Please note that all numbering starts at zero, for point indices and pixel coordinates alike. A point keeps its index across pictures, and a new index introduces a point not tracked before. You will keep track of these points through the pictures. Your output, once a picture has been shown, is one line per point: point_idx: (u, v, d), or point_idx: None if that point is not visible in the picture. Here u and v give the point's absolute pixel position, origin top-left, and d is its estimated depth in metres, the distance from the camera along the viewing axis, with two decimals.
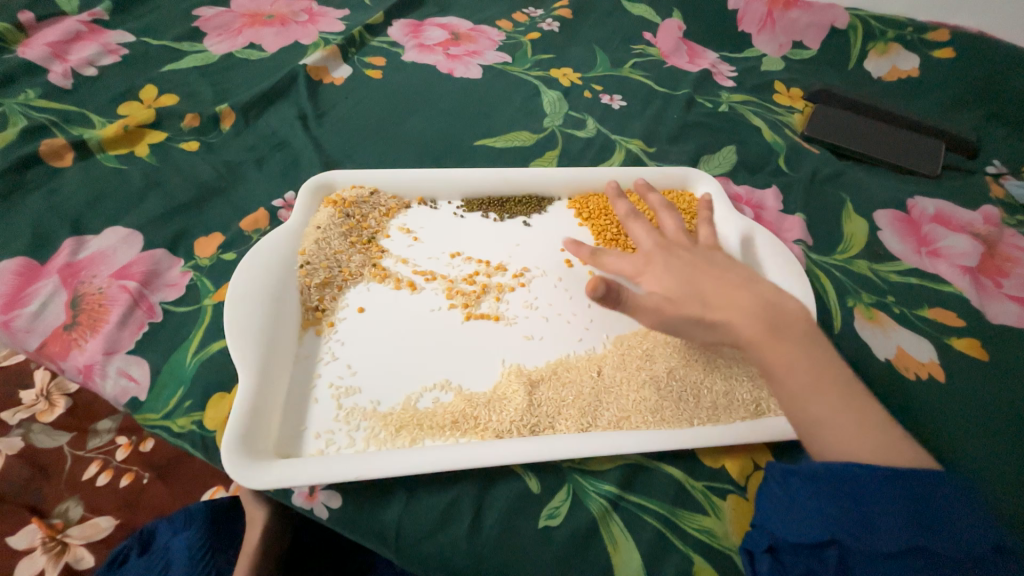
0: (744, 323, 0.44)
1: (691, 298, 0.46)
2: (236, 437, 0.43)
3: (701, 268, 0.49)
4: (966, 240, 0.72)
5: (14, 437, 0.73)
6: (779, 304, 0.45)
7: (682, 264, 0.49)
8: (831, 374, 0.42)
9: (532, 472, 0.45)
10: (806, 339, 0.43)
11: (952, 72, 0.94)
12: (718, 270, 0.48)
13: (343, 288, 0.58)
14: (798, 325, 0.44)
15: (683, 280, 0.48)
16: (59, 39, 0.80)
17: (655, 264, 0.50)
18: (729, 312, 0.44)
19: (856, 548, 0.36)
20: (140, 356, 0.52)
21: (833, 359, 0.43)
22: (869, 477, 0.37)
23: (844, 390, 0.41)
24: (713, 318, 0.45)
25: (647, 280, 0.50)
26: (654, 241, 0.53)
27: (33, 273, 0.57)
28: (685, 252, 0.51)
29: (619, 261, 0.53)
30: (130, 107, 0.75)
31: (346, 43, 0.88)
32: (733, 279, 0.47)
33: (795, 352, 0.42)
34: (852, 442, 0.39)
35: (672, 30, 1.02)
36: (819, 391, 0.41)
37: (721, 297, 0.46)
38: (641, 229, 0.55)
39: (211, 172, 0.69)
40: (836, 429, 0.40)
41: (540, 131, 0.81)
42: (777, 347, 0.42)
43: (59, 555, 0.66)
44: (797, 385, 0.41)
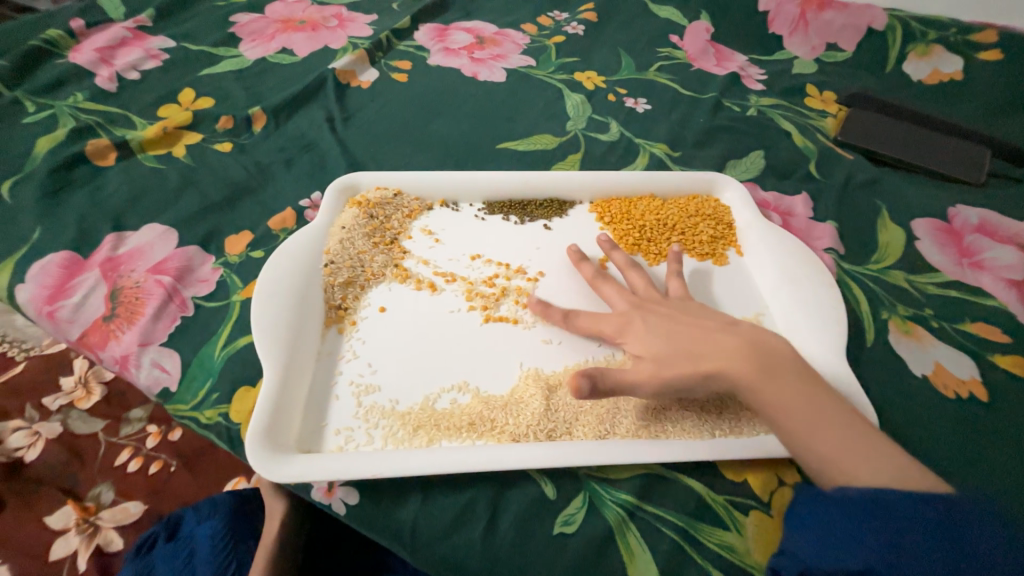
0: (732, 366, 0.45)
1: (680, 353, 0.47)
2: (261, 431, 0.44)
3: (679, 322, 0.50)
4: (1013, 252, 0.68)
5: (54, 421, 0.77)
6: (761, 342, 0.47)
7: (663, 320, 0.50)
8: (820, 407, 0.43)
9: (548, 477, 0.45)
10: (791, 374, 0.45)
11: (999, 76, 0.90)
12: (699, 319, 0.50)
13: (365, 288, 0.59)
14: (781, 361, 0.46)
15: (668, 338, 0.48)
16: (106, 45, 0.84)
17: (633, 325, 0.51)
18: (719, 358, 0.46)
19: (889, 571, 0.34)
20: (172, 348, 0.54)
21: (820, 390, 0.45)
22: (883, 499, 0.38)
23: (835, 419, 0.43)
24: (705, 367, 0.46)
25: (630, 341, 0.50)
26: (628, 302, 0.54)
27: (76, 266, 0.60)
28: (662, 308, 0.52)
29: (594, 322, 0.53)
30: (169, 109, 0.78)
31: (374, 47, 0.90)
32: (713, 326, 0.49)
33: (783, 388, 0.44)
34: (864, 471, 0.40)
35: (700, 33, 1.00)
36: (815, 425, 0.43)
37: (710, 346, 0.47)
38: (610, 290, 0.56)
39: (242, 173, 0.71)
40: (842, 460, 0.41)
41: (563, 134, 0.81)
42: (766, 385, 0.44)
43: (91, 536, 0.69)
44: (791, 421, 0.43)
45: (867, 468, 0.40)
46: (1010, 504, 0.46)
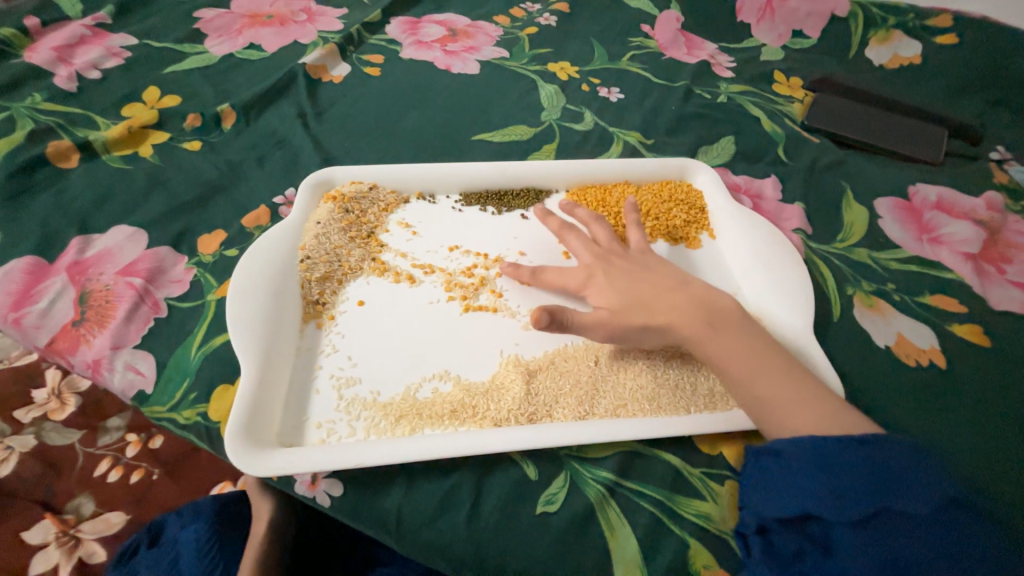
0: (681, 322, 0.48)
1: (633, 307, 0.50)
2: (240, 426, 0.44)
3: (639, 276, 0.52)
4: (968, 227, 0.71)
5: (26, 435, 0.75)
6: (712, 300, 0.50)
7: (624, 274, 0.52)
8: (766, 359, 0.46)
9: (530, 459, 0.46)
10: (739, 330, 0.48)
11: (954, 59, 0.94)
12: (657, 276, 0.52)
13: (343, 282, 0.58)
14: (731, 319, 0.48)
15: (624, 291, 0.51)
16: (64, 44, 0.81)
17: (596, 277, 0.53)
18: (668, 313, 0.49)
19: (833, 518, 0.38)
20: (146, 350, 0.53)
21: (768, 346, 0.47)
22: (824, 446, 0.40)
23: (779, 370, 0.45)
24: (655, 322, 0.49)
25: (591, 294, 0.52)
26: (592, 254, 0.56)
27: (41, 272, 0.58)
28: (624, 260, 0.54)
29: (561, 276, 0.55)
30: (134, 108, 0.76)
31: (345, 41, 0.89)
32: (668, 284, 0.51)
33: (732, 343, 0.47)
34: (800, 418, 0.43)
35: (671, 22, 1.01)
36: (759, 376, 0.45)
37: (660, 303, 0.49)
38: (576, 243, 0.58)
39: (213, 171, 0.70)
40: (781, 407, 0.44)
41: (538, 124, 0.81)
42: (714, 341, 0.47)
43: (72, 549, 0.68)
44: (736, 372, 0.46)
45: (800, 415, 0.43)
46: (968, 463, 0.49)
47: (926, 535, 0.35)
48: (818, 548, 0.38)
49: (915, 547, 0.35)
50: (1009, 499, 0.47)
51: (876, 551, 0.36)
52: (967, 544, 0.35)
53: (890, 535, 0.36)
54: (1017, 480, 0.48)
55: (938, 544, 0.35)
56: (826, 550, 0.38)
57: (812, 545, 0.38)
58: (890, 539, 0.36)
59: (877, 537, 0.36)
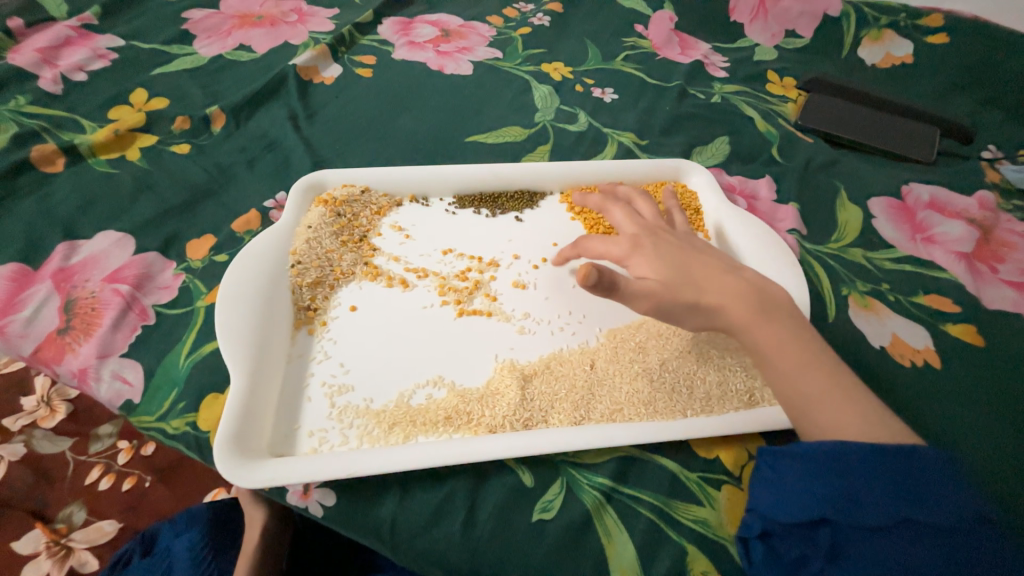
0: (732, 306, 0.45)
1: (685, 283, 0.46)
2: (230, 436, 0.43)
3: (691, 252, 0.49)
4: (961, 226, 0.71)
5: (15, 443, 0.74)
6: (764, 286, 0.47)
7: (672, 248, 0.49)
8: (812, 353, 0.43)
9: (525, 466, 0.45)
10: (788, 321, 0.45)
11: (946, 58, 0.94)
12: (709, 255, 0.49)
13: (335, 287, 0.58)
14: (782, 308, 0.45)
15: (676, 266, 0.47)
16: (49, 46, 0.80)
17: (644, 248, 0.49)
18: (720, 294, 0.45)
19: (843, 522, 0.37)
20: (134, 358, 0.52)
21: (815, 338, 0.45)
22: (856, 452, 0.38)
23: (828, 367, 0.43)
24: (704, 301, 0.46)
25: (637, 265, 0.49)
26: (639, 225, 0.51)
27: (26, 279, 0.57)
28: (672, 237, 0.51)
29: (605, 244, 0.51)
30: (121, 110, 0.75)
31: (336, 42, 0.88)
32: (722, 264, 0.48)
33: (782, 332, 0.44)
34: (844, 418, 0.41)
35: (664, 22, 1.01)
36: (807, 369, 0.43)
37: (712, 282, 0.46)
38: (620, 214, 0.53)
39: (202, 175, 0.69)
40: (827, 404, 0.41)
41: (532, 126, 0.81)
42: (765, 329, 0.44)
43: (64, 559, 0.67)
44: (786, 364, 0.43)
45: (847, 416, 0.41)
46: (967, 465, 0.49)
47: (939, 547, 0.36)
48: (823, 554, 0.37)
49: (923, 555, 0.35)
50: (1006, 500, 0.47)
51: (882, 559, 0.36)
52: (978, 556, 0.35)
53: (902, 544, 0.36)
54: (1012, 480, 0.48)
55: (949, 555, 0.35)
56: (832, 556, 0.37)
57: (815, 551, 0.38)
58: (903, 548, 0.36)
59: (890, 545, 0.36)
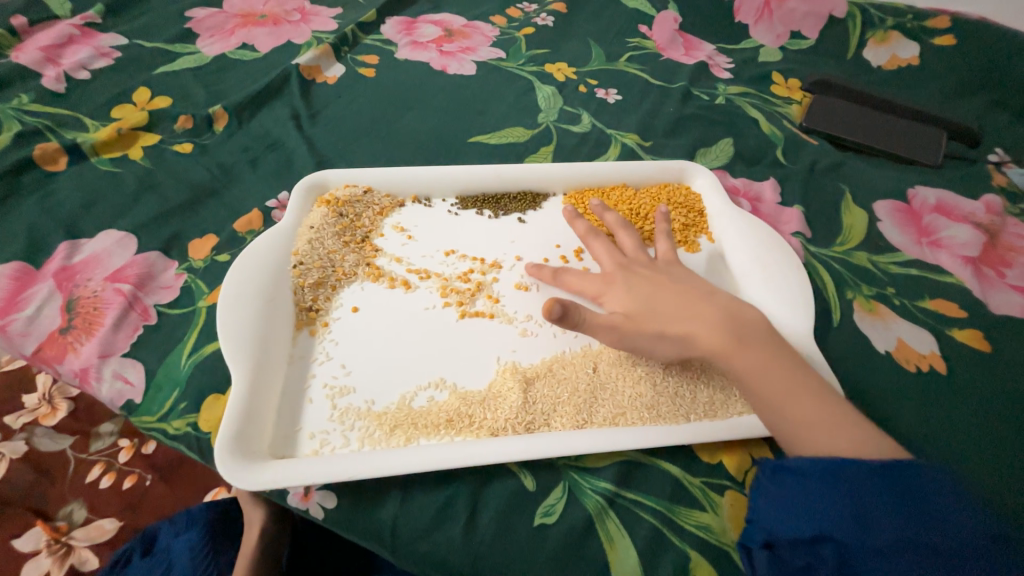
0: (704, 335, 0.47)
1: (651, 313, 0.49)
2: (230, 437, 0.43)
3: (662, 284, 0.51)
4: (968, 230, 0.71)
5: (17, 440, 0.74)
6: (739, 313, 0.48)
7: (642, 283, 0.51)
8: (792, 376, 0.45)
9: (527, 469, 0.45)
10: (764, 346, 0.46)
11: (952, 60, 0.93)
12: (682, 285, 0.51)
13: (337, 288, 0.58)
14: (755, 333, 0.47)
15: (644, 299, 0.50)
16: (53, 44, 0.80)
17: (615, 285, 0.52)
18: (689, 323, 0.48)
19: (851, 540, 0.36)
20: (135, 358, 0.52)
21: (793, 362, 0.46)
22: (852, 466, 0.39)
23: (809, 390, 0.44)
24: (672, 331, 0.48)
25: (608, 300, 0.52)
26: (613, 262, 0.55)
27: (28, 277, 0.57)
28: (645, 269, 0.53)
29: (582, 281, 0.54)
30: (124, 109, 0.74)
31: (339, 41, 0.88)
32: (695, 293, 0.50)
33: (758, 359, 0.45)
34: (828, 440, 0.41)
35: (668, 22, 1.01)
36: (786, 394, 0.44)
37: (682, 312, 0.48)
38: (600, 249, 0.57)
39: (204, 174, 0.69)
40: (808, 428, 0.43)
41: (535, 126, 0.81)
42: (739, 356, 0.46)
43: (64, 557, 0.67)
44: (763, 390, 0.44)
45: (831, 438, 0.42)
46: (973, 473, 0.48)
47: (953, 570, 0.34)
48: (829, 566, 0.36)
49: (934, 570, 0.34)
50: (1013, 508, 0.46)
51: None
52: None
53: (914, 566, 0.34)
54: (1018, 488, 0.48)
55: (962, 572, 0.34)
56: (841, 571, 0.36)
57: (822, 563, 0.37)
58: (916, 570, 0.34)
59: (902, 567, 0.34)
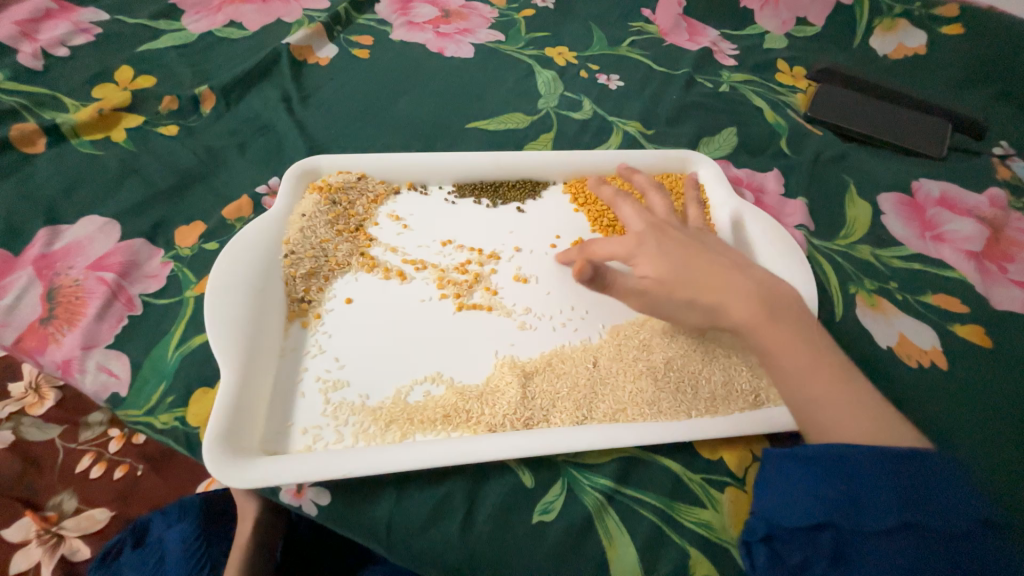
0: (737, 307, 0.44)
1: (683, 281, 0.46)
2: (219, 433, 0.41)
3: (698, 251, 0.47)
4: (971, 225, 0.70)
5: (4, 430, 0.72)
6: (771, 287, 0.46)
7: (675, 246, 0.48)
8: (822, 355, 0.43)
9: (526, 466, 0.44)
10: (795, 320, 0.44)
11: (959, 50, 0.92)
12: (715, 255, 0.48)
13: (330, 279, 0.56)
14: (789, 306, 0.45)
15: (679, 264, 0.46)
16: (29, 18, 0.76)
17: (647, 245, 0.47)
18: (721, 294, 0.45)
19: (848, 527, 0.36)
20: (120, 350, 0.50)
21: (824, 341, 0.44)
22: (861, 455, 0.38)
23: (838, 372, 0.42)
24: (702, 300, 0.45)
25: (640, 262, 0.47)
26: (645, 223, 0.50)
27: (6, 264, 0.54)
28: (677, 234, 0.49)
29: (609, 245, 0.49)
30: (105, 89, 0.71)
31: (331, 21, 0.84)
32: (728, 264, 0.47)
33: (791, 334, 0.43)
34: (853, 422, 0.40)
35: (672, 7, 0.98)
36: (817, 372, 0.42)
37: (715, 281, 0.45)
38: (628, 209, 0.52)
39: (190, 158, 0.66)
40: (835, 408, 0.41)
41: (535, 112, 0.78)
42: (771, 331, 0.43)
43: (54, 547, 0.66)
44: (794, 367, 0.42)
45: (855, 421, 0.40)
46: (973, 470, 0.48)
47: (947, 553, 0.35)
48: (826, 557, 0.37)
49: (932, 561, 0.35)
50: (1013, 506, 0.46)
51: (890, 563, 0.35)
52: (986, 562, 0.34)
53: (910, 550, 0.35)
54: (1016, 485, 0.48)
55: (959, 561, 0.34)
56: (836, 557, 0.36)
57: (819, 554, 0.37)
58: (912, 555, 0.35)
59: (896, 551, 0.35)
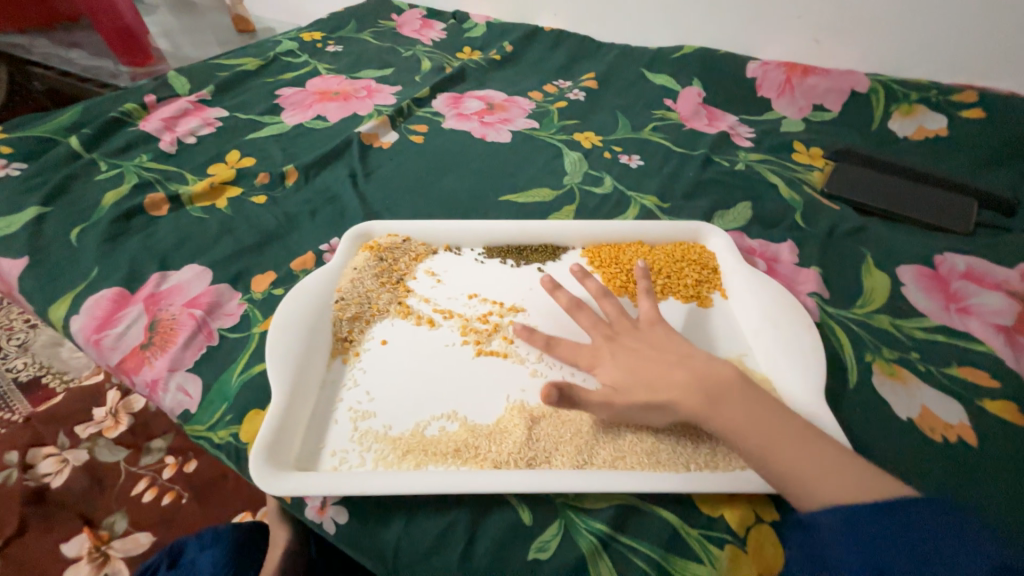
0: (683, 399, 0.49)
1: (636, 383, 0.51)
2: (264, 447, 0.48)
3: (644, 356, 0.54)
4: (1001, 299, 0.69)
5: (81, 449, 0.85)
6: (709, 373, 0.50)
7: (628, 355, 0.54)
8: (774, 426, 0.46)
9: (525, 504, 0.47)
10: (741, 401, 0.48)
11: (981, 132, 0.95)
12: (663, 351, 0.54)
13: (370, 322, 0.64)
14: (730, 388, 0.49)
15: (629, 370, 0.53)
16: (172, 116, 0.99)
17: (602, 359, 0.55)
18: (669, 389, 0.49)
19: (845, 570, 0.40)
20: (195, 374, 0.60)
21: (773, 411, 0.47)
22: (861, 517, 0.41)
23: (793, 440, 0.46)
24: (657, 398, 0.50)
25: (601, 372, 0.55)
26: (602, 335, 0.58)
27: (124, 300, 0.68)
28: (630, 340, 0.56)
29: (573, 351, 0.57)
30: (217, 167, 0.90)
31: (396, 114, 1.03)
32: (670, 359, 0.52)
33: (738, 415, 0.47)
34: (826, 488, 0.43)
35: (692, 97, 1.10)
36: (773, 447, 0.45)
37: (661, 378, 0.51)
38: (586, 321, 0.59)
39: (272, 221, 0.81)
40: (804, 480, 0.44)
41: (560, 187, 0.89)
42: (721, 417, 0.47)
43: (101, 565, 0.74)
44: (752, 449, 0.46)
45: (831, 485, 0.43)
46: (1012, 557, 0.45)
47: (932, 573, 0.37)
48: None
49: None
50: None
51: None
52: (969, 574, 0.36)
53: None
54: None
55: None
56: None
57: None
58: None
59: None
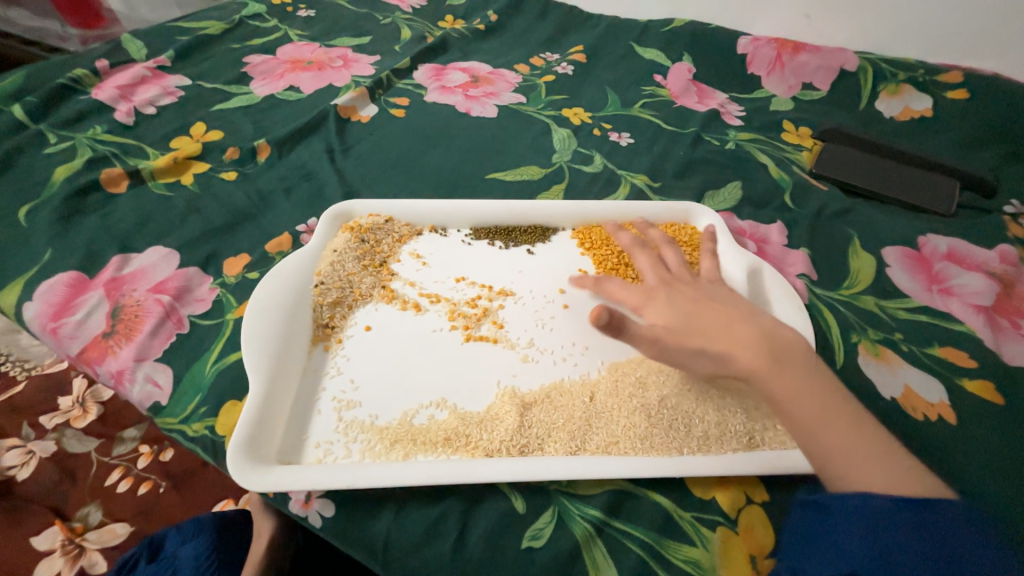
0: (747, 355, 0.45)
1: (691, 329, 0.48)
2: (242, 442, 0.46)
3: (705, 303, 0.50)
4: (980, 280, 0.70)
5: (48, 440, 0.81)
6: (777, 333, 0.47)
7: (685, 300, 0.51)
8: (834, 400, 0.44)
9: (518, 492, 0.46)
10: (804, 368, 0.45)
11: (966, 113, 0.95)
12: (724, 305, 0.50)
13: (353, 308, 0.62)
14: (797, 354, 0.46)
15: (685, 314, 0.49)
16: (128, 83, 0.91)
17: (657, 298, 0.52)
18: (730, 342, 0.46)
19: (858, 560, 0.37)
20: (166, 363, 0.56)
21: (837, 386, 0.45)
22: (880, 508, 0.38)
23: (848, 418, 0.43)
24: (713, 348, 0.46)
25: (650, 313, 0.51)
26: (657, 276, 0.54)
27: (82, 285, 0.63)
28: (688, 287, 0.53)
29: (623, 291, 0.54)
30: (181, 141, 0.83)
31: (374, 85, 0.97)
32: (736, 312, 0.49)
33: (800, 381, 0.44)
34: (873, 473, 0.40)
35: (682, 72, 1.07)
36: (829, 418, 0.42)
37: (721, 331, 0.47)
38: (645, 261, 0.57)
39: (244, 200, 0.75)
40: (851, 457, 0.41)
41: (549, 166, 0.86)
42: (780, 379, 0.44)
43: (75, 558, 0.71)
44: (805, 413, 0.43)
45: (877, 472, 0.40)
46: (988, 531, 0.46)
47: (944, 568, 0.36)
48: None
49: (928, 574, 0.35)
50: None
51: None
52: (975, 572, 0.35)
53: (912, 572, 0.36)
54: None
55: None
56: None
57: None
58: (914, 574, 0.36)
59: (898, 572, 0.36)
